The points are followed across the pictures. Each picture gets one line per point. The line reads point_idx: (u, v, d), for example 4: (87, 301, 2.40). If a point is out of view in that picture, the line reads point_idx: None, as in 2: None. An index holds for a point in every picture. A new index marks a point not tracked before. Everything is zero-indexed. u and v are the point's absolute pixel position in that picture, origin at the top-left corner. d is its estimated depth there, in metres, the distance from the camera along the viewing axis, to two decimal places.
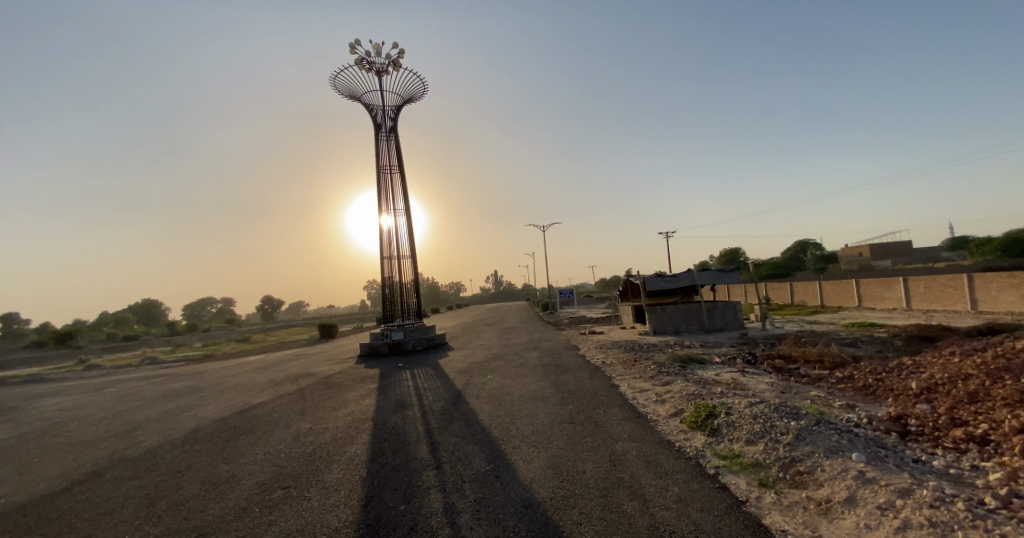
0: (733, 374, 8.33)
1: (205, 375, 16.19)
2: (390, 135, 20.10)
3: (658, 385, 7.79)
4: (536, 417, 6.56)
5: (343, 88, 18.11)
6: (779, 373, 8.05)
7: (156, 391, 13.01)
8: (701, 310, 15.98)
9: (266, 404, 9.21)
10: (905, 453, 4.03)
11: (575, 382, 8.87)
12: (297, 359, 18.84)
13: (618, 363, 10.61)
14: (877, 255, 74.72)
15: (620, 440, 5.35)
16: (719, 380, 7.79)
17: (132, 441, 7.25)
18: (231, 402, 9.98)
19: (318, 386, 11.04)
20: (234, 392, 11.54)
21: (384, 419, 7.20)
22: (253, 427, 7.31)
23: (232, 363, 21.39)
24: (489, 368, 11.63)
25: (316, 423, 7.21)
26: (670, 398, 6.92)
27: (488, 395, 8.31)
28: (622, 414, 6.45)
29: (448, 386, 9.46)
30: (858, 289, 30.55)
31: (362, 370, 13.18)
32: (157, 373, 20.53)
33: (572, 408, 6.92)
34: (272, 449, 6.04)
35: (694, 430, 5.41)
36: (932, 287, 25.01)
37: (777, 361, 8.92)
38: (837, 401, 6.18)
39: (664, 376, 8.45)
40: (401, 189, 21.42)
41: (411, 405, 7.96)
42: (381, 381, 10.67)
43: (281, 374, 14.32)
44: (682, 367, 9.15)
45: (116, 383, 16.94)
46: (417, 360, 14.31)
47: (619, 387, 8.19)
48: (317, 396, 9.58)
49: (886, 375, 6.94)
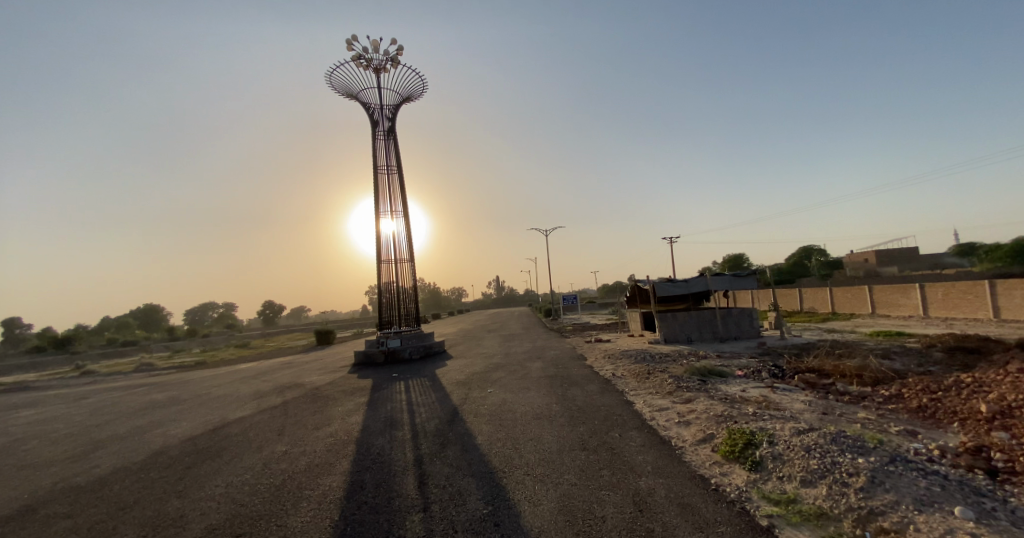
0: (761, 390, 7.45)
1: (191, 384, 15.36)
2: (389, 134, 19.38)
3: (679, 403, 6.92)
4: (542, 442, 5.70)
5: (339, 86, 17.47)
6: (814, 389, 7.18)
7: (133, 403, 12.20)
8: (715, 317, 15.12)
9: (244, 421, 8.35)
10: (1016, 506, 3.15)
11: (584, 398, 8.01)
12: (289, 367, 18.00)
13: (629, 375, 9.72)
14: (885, 261, 73.49)
15: (643, 474, 4.50)
16: (748, 398, 6.91)
17: (85, 465, 6.44)
18: (208, 417, 9.13)
19: (304, 399, 10.17)
20: (216, 404, 10.74)
21: (369, 442, 6.33)
22: (223, 450, 6.47)
23: (223, 371, 20.56)
24: (489, 379, 10.75)
25: (293, 446, 6.35)
26: (697, 420, 6.04)
27: (488, 413, 7.44)
28: (642, 439, 5.59)
29: (444, 401, 8.64)
30: (871, 295, 29.58)
31: (355, 381, 12.34)
32: (144, 381, 19.77)
33: (582, 431, 6.05)
34: (236, 480, 5.18)
35: (732, 463, 4.53)
36: (952, 294, 24.04)
37: (809, 375, 8.03)
38: (895, 428, 5.29)
39: (684, 392, 7.57)
40: (401, 191, 20.70)
41: (401, 425, 7.10)
42: (372, 394, 9.84)
43: (270, 384, 13.50)
44: (702, 381, 8.27)
45: (98, 392, 16.15)
46: (414, 370, 13.44)
47: (634, 404, 7.33)
48: (301, 412, 8.75)
49: (943, 396, 6.08)
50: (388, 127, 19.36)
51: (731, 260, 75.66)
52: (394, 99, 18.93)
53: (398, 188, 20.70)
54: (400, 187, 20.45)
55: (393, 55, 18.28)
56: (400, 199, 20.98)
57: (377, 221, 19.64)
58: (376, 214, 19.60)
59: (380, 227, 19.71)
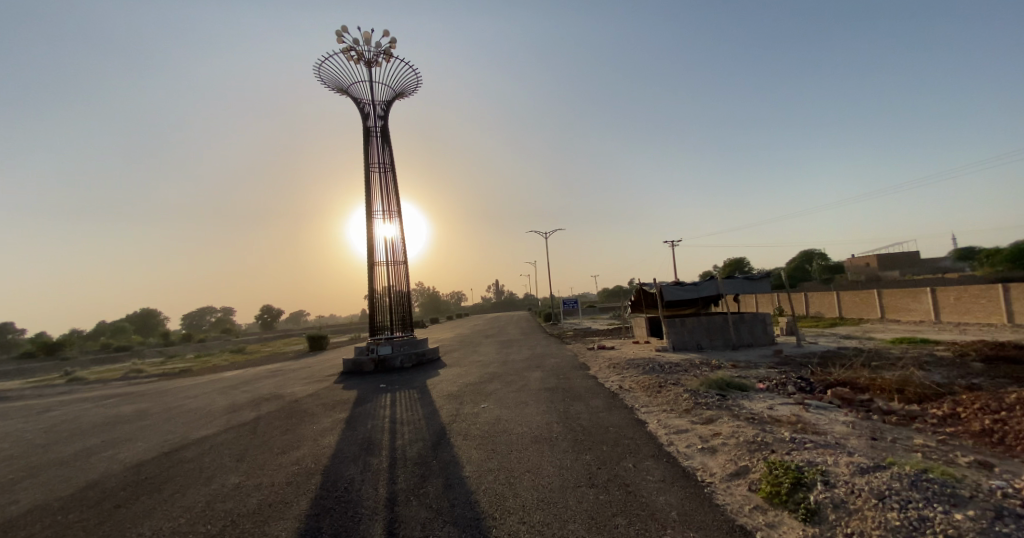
0: (791, 407, 6.50)
1: (168, 395, 14.41)
2: (381, 132, 18.52)
3: (700, 425, 6.00)
4: (541, 476, 4.77)
5: (329, 79, 16.61)
6: (852, 408, 6.24)
7: (96, 418, 11.24)
8: (726, 323, 14.21)
9: (205, 442, 7.42)
10: None
11: (589, 416, 7.09)
12: (275, 376, 17.07)
13: (638, 388, 8.80)
14: (887, 265, 72.75)
15: (667, 526, 3.56)
16: (779, 418, 5.96)
17: (4, 500, 5.50)
18: (168, 436, 8.19)
19: (278, 415, 9.22)
20: (182, 421, 9.79)
21: (337, 473, 5.39)
22: (167, 483, 5.54)
23: (208, 379, 19.61)
24: (484, 391, 9.80)
25: (248, 478, 5.41)
26: (725, 447, 5.12)
27: (479, 434, 6.51)
28: (661, 473, 4.64)
29: (430, 418, 7.71)
30: (880, 299, 28.73)
31: (338, 392, 11.39)
32: (122, 391, 18.76)
33: (589, 460, 5.12)
34: (165, 526, 4.25)
35: (778, 510, 3.57)
36: (965, 297, 23.13)
37: (842, 389, 7.10)
38: (965, 458, 4.29)
39: (703, 410, 6.66)
40: (395, 190, 19.85)
41: (379, 449, 6.16)
42: (353, 410, 8.92)
43: (249, 396, 12.56)
44: (721, 397, 7.35)
45: (70, 403, 15.19)
46: (403, 380, 12.50)
47: (647, 424, 6.41)
48: (272, 431, 7.82)
49: (1009, 417, 5.16)
50: (380, 122, 18.51)
51: (732, 264, 74.71)
52: (386, 94, 18.11)
53: (392, 187, 19.83)
54: (394, 185, 19.60)
55: (385, 48, 17.45)
56: (395, 198, 20.10)
57: (370, 221, 18.75)
58: (369, 214, 18.72)
59: (373, 227, 18.82)
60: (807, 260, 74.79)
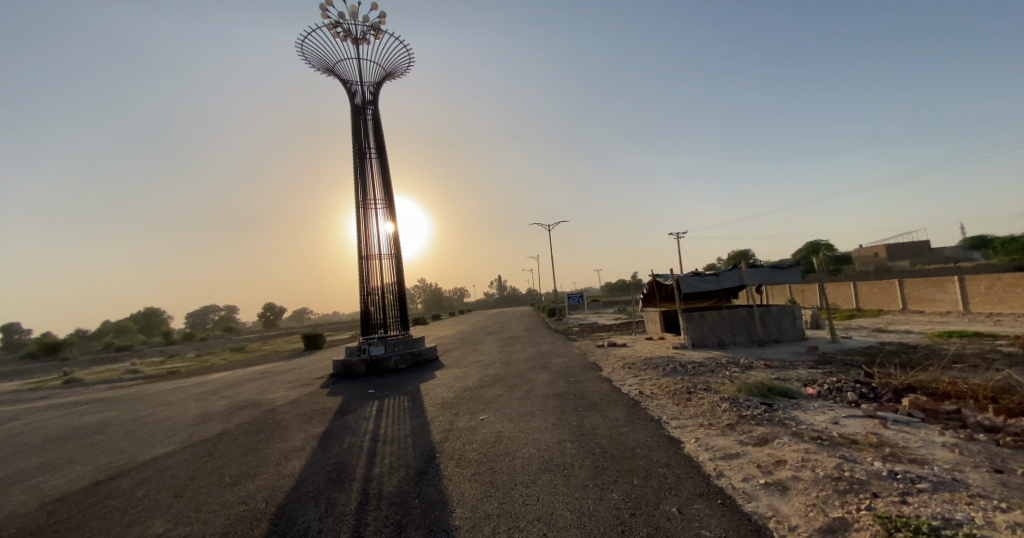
0: (863, 422, 5.26)
1: (144, 401, 13.28)
2: (371, 114, 17.20)
3: (755, 448, 4.73)
4: (555, 529, 3.52)
5: (313, 58, 15.29)
6: (948, 428, 4.98)
7: (53, 429, 10.08)
8: (751, 317, 12.93)
9: (150, 467, 6.19)
10: None
11: (609, 433, 5.82)
12: (262, 378, 15.85)
13: (662, 395, 7.54)
14: (897, 256, 71.13)
15: None
16: (855, 439, 4.71)
17: None
18: (112, 457, 6.96)
19: (246, 429, 8.00)
20: (143, 434, 8.62)
21: (290, 518, 4.13)
22: (75, 530, 4.29)
23: (193, 382, 18.44)
24: (483, 399, 8.57)
25: (176, 526, 4.17)
26: (799, 483, 3.85)
27: (475, 459, 5.26)
28: (721, 527, 3.39)
29: (418, 435, 6.50)
30: (902, 290, 27.38)
31: (321, 400, 10.17)
32: (103, 395, 17.67)
33: (619, 504, 3.87)
34: None
35: None
36: (997, 287, 21.68)
37: (921, 398, 5.85)
38: None
39: (753, 426, 5.39)
40: (388, 178, 18.53)
41: (350, 482, 4.91)
42: (332, 423, 7.71)
43: (227, 402, 11.40)
44: (769, 407, 6.08)
45: (40, 409, 14.06)
46: (395, 385, 11.28)
47: (684, 445, 5.16)
48: (232, 452, 6.61)
49: None
50: (370, 104, 17.23)
51: (739, 256, 73.30)
52: (376, 74, 16.78)
53: (384, 174, 18.48)
54: (386, 172, 18.24)
55: (374, 23, 16.09)
56: (388, 187, 18.79)
57: (362, 212, 17.45)
58: (360, 205, 17.43)
59: (364, 218, 17.52)
60: (815, 250, 73.17)
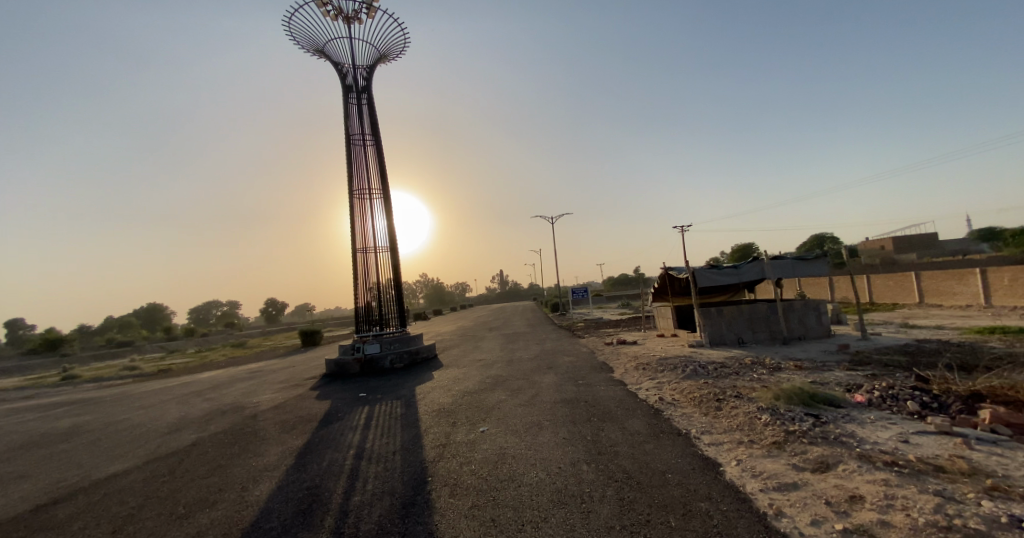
0: (940, 441, 4.37)
1: (125, 403, 12.48)
2: (362, 97, 16.24)
3: (818, 477, 3.83)
4: None
5: (301, 37, 14.33)
6: None
7: (17, 436, 9.28)
8: (773, 313, 12.03)
9: (99, 489, 5.37)
10: None
11: (632, 451, 4.94)
12: (252, 378, 15.02)
13: (687, 403, 6.67)
14: (906, 248, 69.83)
15: None
16: (940, 466, 3.82)
17: None
18: (64, 475, 6.13)
19: (220, 440, 7.17)
20: (109, 444, 7.80)
21: None
22: None
23: (182, 381, 17.58)
24: (484, 405, 7.73)
25: None
26: (891, 532, 2.95)
27: (473, 485, 4.40)
28: None
29: (409, 451, 5.65)
30: (919, 283, 26.36)
31: (307, 405, 9.32)
32: (87, 395, 16.85)
33: None
34: None
35: None
36: (1020, 280, 20.58)
37: (999, 409, 4.94)
38: None
39: (806, 445, 4.49)
40: (382, 166, 17.58)
41: (322, 515, 4.07)
42: (316, 434, 6.86)
43: (208, 406, 10.59)
44: (819, 420, 5.18)
45: (15, 412, 13.25)
46: (389, 387, 10.43)
47: (726, 470, 4.26)
48: (196, 469, 5.78)
49: None
50: (362, 87, 16.26)
51: (745, 250, 72.09)
52: (369, 56, 15.80)
53: (377, 161, 17.52)
54: (380, 160, 17.27)
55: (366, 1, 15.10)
56: (382, 175, 17.86)
57: (356, 203, 16.53)
58: (354, 195, 16.51)
59: (358, 209, 16.61)
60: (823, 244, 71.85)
